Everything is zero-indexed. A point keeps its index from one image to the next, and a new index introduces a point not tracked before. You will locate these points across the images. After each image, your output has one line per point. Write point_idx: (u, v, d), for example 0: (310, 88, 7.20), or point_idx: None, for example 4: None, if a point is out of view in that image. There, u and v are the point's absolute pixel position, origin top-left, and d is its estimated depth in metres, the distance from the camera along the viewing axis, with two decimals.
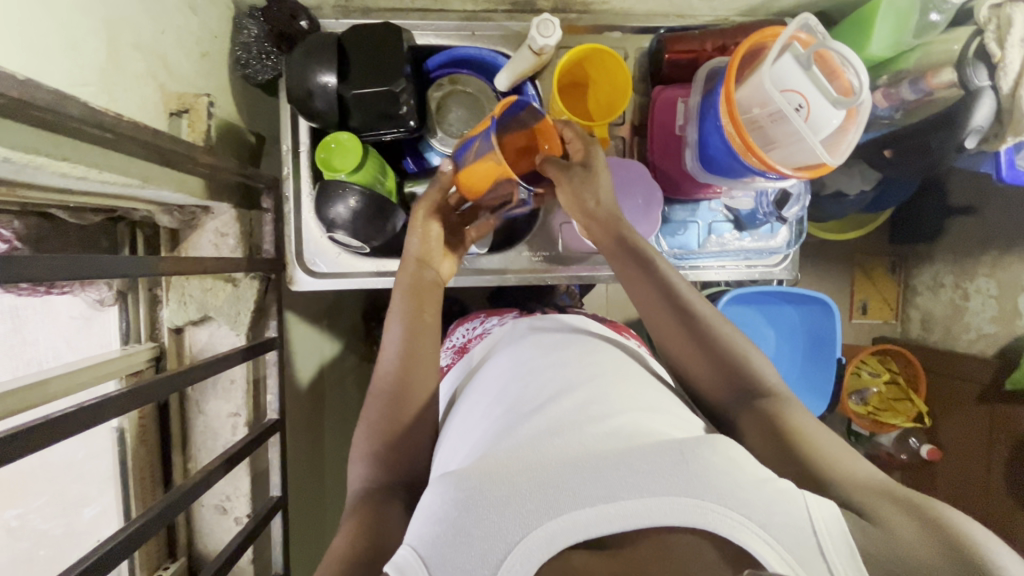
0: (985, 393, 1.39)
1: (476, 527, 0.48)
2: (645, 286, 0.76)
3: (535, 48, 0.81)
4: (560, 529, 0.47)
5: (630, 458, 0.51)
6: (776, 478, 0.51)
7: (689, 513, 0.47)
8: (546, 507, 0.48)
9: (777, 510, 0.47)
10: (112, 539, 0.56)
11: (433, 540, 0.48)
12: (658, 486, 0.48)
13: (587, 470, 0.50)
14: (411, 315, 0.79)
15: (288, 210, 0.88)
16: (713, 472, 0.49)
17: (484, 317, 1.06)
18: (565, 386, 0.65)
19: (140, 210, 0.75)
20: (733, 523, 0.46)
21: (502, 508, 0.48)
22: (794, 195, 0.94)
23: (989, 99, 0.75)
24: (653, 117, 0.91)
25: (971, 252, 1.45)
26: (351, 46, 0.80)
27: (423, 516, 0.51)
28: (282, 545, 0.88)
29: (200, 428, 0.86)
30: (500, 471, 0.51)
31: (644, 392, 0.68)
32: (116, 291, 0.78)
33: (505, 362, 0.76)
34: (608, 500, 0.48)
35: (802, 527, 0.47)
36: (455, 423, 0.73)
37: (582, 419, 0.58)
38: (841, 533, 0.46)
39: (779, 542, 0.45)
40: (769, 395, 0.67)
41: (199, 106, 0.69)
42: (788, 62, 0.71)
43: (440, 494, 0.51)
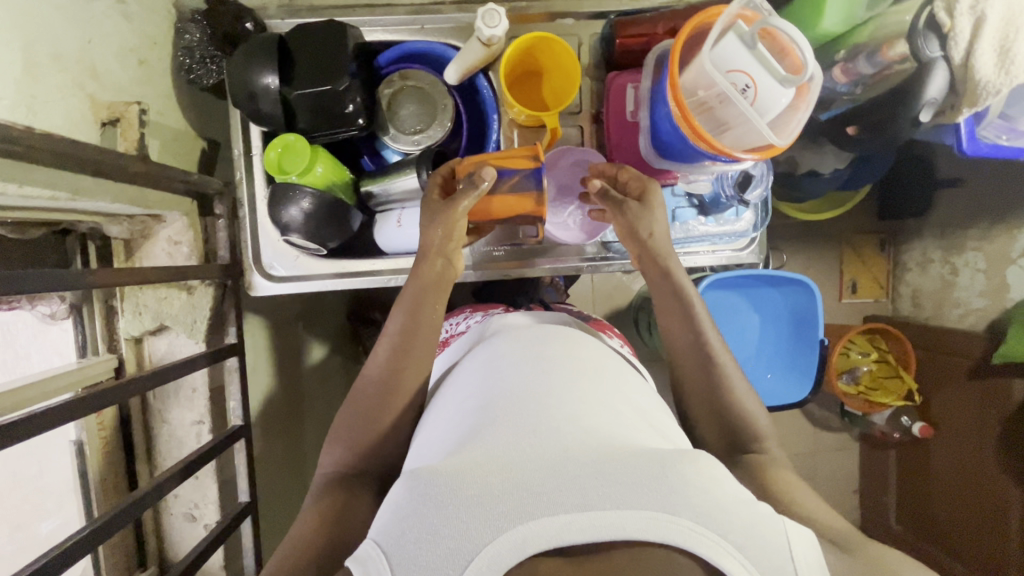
0: (976, 368, 1.37)
1: (445, 527, 0.47)
2: (682, 331, 0.78)
3: (482, 39, 0.80)
4: (532, 535, 0.46)
5: (613, 468, 0.50)
6: (757, 501, 0.52)
7: (666, 531, 0.46)
8: (518, 510, 0.47)
9: (758, 536, 0.48)
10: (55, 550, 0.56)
11: (397, 536, 0.49)
12: (634, 498, 0.48)
13: (565, 477, 0.50)
14: (418, 309, 0.75)
15: (242, 215, 0.88)
16: (692, 488, 0.49)
17: (470, 311, 1.06)
18: (557, 388, 0.64)
19: (84, 221, 0.75)
20: (710, 543, 0.46)
21: (472, 508, 0.48)
22: (757, 177, 0.92)
23: (943, 70, 0.73)
24: (608, 103, 0.89)
25: (959, 224, 1.43)
26: (294, 46, 0.79)
27: (389, 510, 0.52)
28: (252, 549, 0.88)
29: (164, 436, 0.86)
30: (471, 471, 0.51)
31: (618, 395, 0.67)
32: (69, 304, 0.78)
33: (501, 350, 0.75)
34: (581, 508, 0.47)
35: (776, 550, 0.47)
36: (436, 408, 0.72)
37: (542, 419, 0.58)
38: (817, 562, 0.48)
39: (750, 561, 0.46)
40: (758, 452, 0.71)
41: (130, 114, 0.67)
42: (732, 41, 0.69)
43: (407, 489, 0.52)
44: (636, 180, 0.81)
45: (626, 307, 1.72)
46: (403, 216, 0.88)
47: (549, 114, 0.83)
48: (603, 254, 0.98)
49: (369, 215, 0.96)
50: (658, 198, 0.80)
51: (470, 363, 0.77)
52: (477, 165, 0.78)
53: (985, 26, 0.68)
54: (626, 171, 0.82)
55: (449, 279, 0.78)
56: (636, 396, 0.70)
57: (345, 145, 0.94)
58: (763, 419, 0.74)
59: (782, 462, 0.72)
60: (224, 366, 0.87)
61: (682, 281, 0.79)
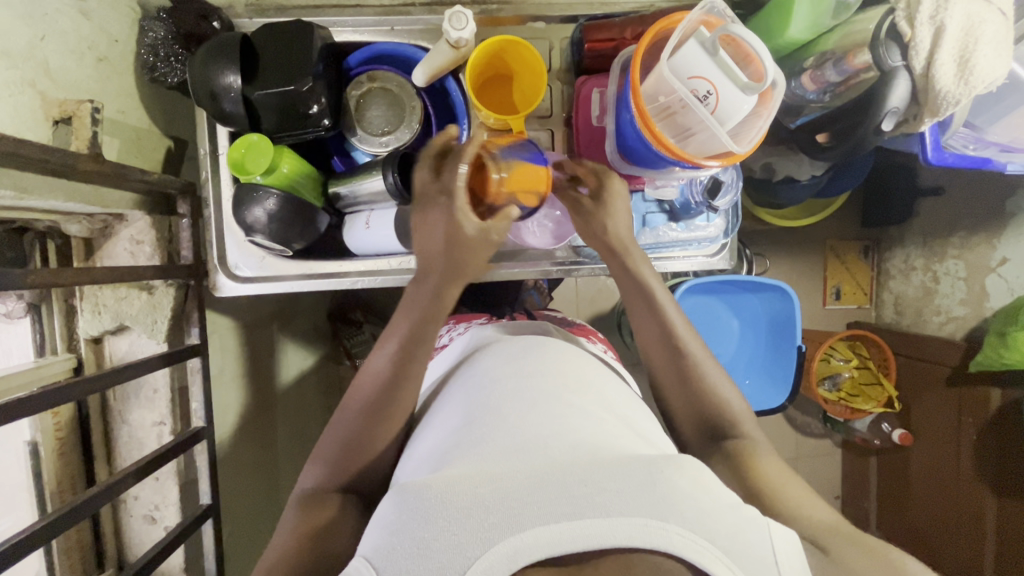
0: (953, 376, 1.37)
1: (436, 540, 0.47)
2: (652, 337, 0.77)
3: (450, 41, 0.80)
4: (525, 545, 0.46)
5: (600, 476, 0.51)
6: (742, 505, 0.53)
7: (655, 536, 0.46)
8: (509, 521, 0.47)
9: (739, 536, 0.48)
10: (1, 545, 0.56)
11: (387, 551, 0.48)
12: (623, 505, 0.48)
13: (552, 487, 0.50)
14: (411, 336, 0.71)
15: (207, 216, 0.87)
16: (677, 496, 0.50)
17: (455, 323, 1.05)
18: (536, 404, 0.65)
19: (41, 220, 0.74)
20: (698, 548, 0.46)
21: (461, 521, 0.48)
22: (726, 184, 0.91)
23: (904, 79, 0.73)
24: (577, 109, 0.89)
25: (939, 233, 1.43)
26: (259, 46, 0.80)
27: (377, 526, 0.52)
28: (214, 551, 0.87)
29: (125, 437, 0.85)
30: (458, 485, 0.51)
31: (595, 406, 0.67)
32: (27, 303, 0.77)
33: (487, 368, 0.74)
34: (573, 517, 0.47)
35: (762, 554, 0.48)
36: (429, 429, 0.70)
37: (525, 438, 0.59)
38: (801, 565, 0.49)
39: (740, 568, 0.47)
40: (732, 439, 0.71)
41: (82, 112, 0.65)
42: (693, 47, 0.68)
43: (397, 503, 0.52)
44: (592, 176, 0.81)
45: (609, 311, 1.71)
46: (371, 217, 0.88)
47: (515, 118, 0.84)
48: (573, 259, 0.98)
49: (336, 217, 0.95)
50: (617, 195, 0.80)
51: (457, 382, 0.76)
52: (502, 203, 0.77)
53: (945, 35, 0.68)
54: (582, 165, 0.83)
55: (452, 299, 0.73)
56: (617, 406, 0.71)
57: (314, 145, 0.94)
58: (737, 402, 0.74)
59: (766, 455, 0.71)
60: (187, 367, 0.86)
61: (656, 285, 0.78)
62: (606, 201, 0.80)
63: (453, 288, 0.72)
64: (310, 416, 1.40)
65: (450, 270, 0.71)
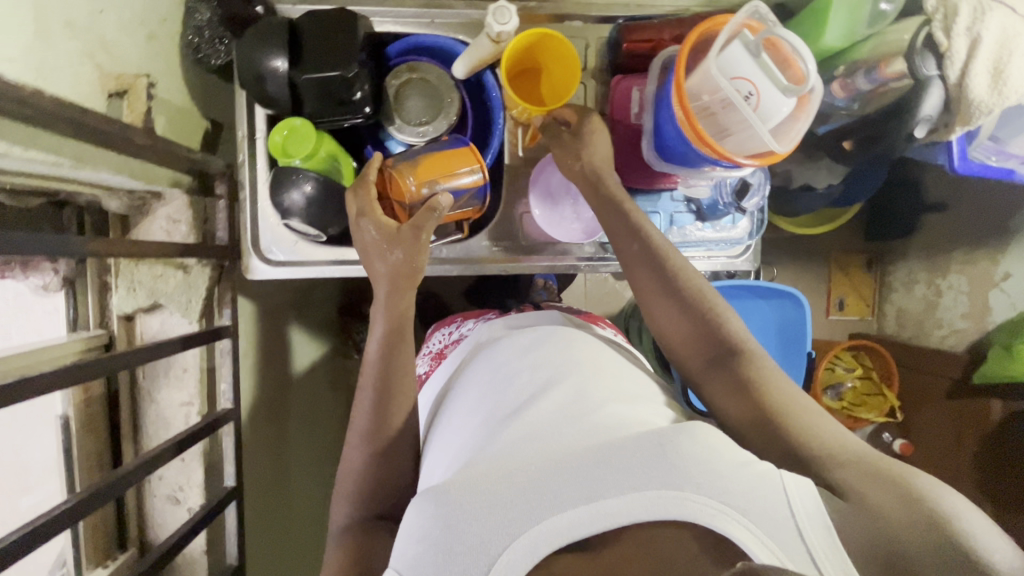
0: (955, 387, 1.40)
1: (458, 543, 0.51)
2: (655, 295, 0.76)
3: (492, 35, 0.80)
4: (544, 536, 0.50)
5: (609, 456, 0.54)
6: (755, 461, 0.55)
7: (667, 506, 0.50)
8: (527, 513, 0.51)
9: (757, 495, 0.50)
10: (47, 514, 0.56)
11: (416, 561, 0.51)
12: (636, 480, 0.52)
13: (567, 473, 0.53)
14: (390, 337, 0.77)
15: (242, 198, 0.87)
16: (689, 461, 0.52)
17: (461, 320, 1.06)
18: (542, 387, 0.68)
19: (84, 193, 0.74)
20: (711, 511, 0.49)
21: (484, 519, 0.52)
22: (755, 186, 0.93)
23: (938, 89, 0.77)
24: (613, 107, 0.90)
25: (943, 248, 1.46)
26: (304, 31, 0.80)
27: (406, 536, 0.54)
28: (236, 534, 0.88)
29: (152, 416, 0.85)
30: (479, 482, 0.55)
31: (606, 383, 0.69)
32: (63, 277, 0.77)
33: (497, 357, 0.77)
34: (588, 500, 0.51)
35: (775, 508, 0.50)
36: (446, 422, 0.74)
37: (542, 428, 0.61)
38: (821, 517, 0.49)
39: (757, 526, 0.49)
40: (733, 351, 0.71)
41: (138, 86, 0.69)
42: (737, 48, 0.71)
43: (422, 510, 0.55)
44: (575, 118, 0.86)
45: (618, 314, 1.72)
46: None
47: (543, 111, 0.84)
48: (601, 254, 0.97)
49: None
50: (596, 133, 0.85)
51: (471, 373, 0.79)
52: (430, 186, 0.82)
53: (980, 47, 0.72)
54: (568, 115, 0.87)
55: (406, 307, 0.78)
56: (630, 389, 0.70)
57: (349, 133, 0.95)
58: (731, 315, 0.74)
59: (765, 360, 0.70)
60: (217, 348, 0.87)
61: (657, 241, 0.79)
62: (590, 137, 0.84)
63: (403, 297, 0.78)
64: (321, 408, 1.40)
65: (394, 273, 0.77)
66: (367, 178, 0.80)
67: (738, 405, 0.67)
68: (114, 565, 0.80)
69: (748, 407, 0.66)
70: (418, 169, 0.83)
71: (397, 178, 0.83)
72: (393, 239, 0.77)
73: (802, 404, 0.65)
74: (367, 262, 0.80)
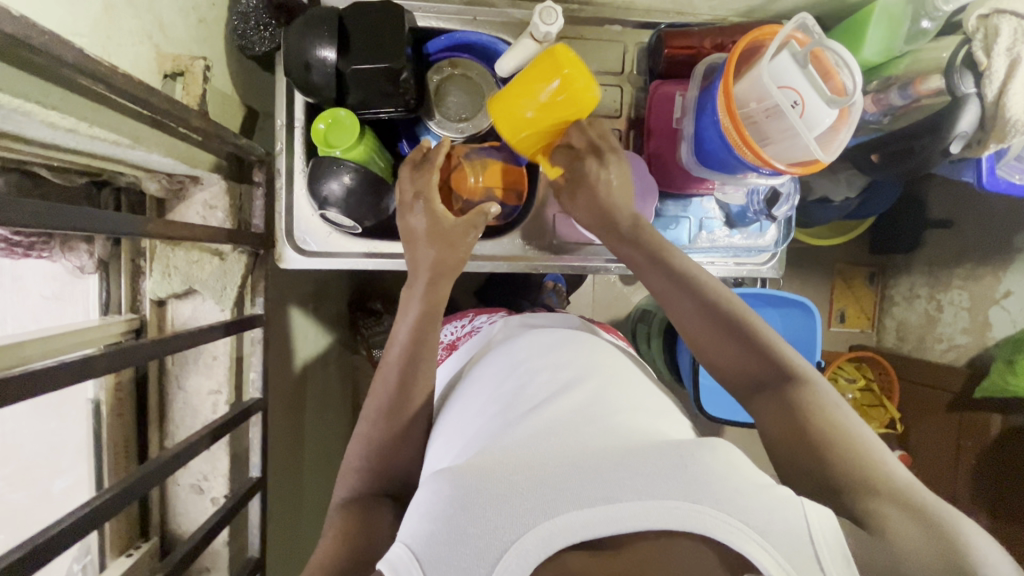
0: (955, 402, 1.42)
1: (472, 525, 0.47)
2: (678, 307, 0.74)
3: (538, 35, 0.81)
4: (557, 530, 0.46)
5: (632, 461, 0.50)
6: (774, 484, 0.51)
7: (689, 519, 0.46)
8: (542, 506, 0.47)
9: (777, 518, 0.46)
10: (98, 498, 0.55)
11: (427, 539, 0.47)
12: (654, 488, 0.48)
13: (586, 470, 0.50)
14: (426, 315, 0.76)
15: (279, 187, 0.86)
16: (709, 478, 0.49)
17: (474, 315, 1.06)
18: (563, 386, 0.66)
19: (127, 175, 0.73)
20: (729, 529, 0.46)
21: (500, 505, 0.47)
22: (784, 195, 0.94)
23: (975, 105, 0.79)
24: (652, 112, 0.91)
25: (946, 265, 1.47)
26: (352, 22, 0.79)
27: (416, 513, 0.51)
28: (260, 525, 0.87)
29: (179, 404, 0.84)
30: (496, 468, 0.51)
31: (623, 397, 0.66)
32: (98, 259, 0.76)
33: (512, 359, 0.75)
34: (607, 500, 0.47)
35: (794, 530, 0.46)
36: (453, 415, 0.72)
37: (561, 428, 0.58)
38: (838, 544, 0.46)
39: (776, 549, 0.45)
40: (761, 357, 0.69)
41: (195, 69, 0.67)
42: (785, 59, 0.72)
43: (434, 491, 0.51)
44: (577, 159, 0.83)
45: (625, 317, 1.72)
46: None
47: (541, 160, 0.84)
48: None
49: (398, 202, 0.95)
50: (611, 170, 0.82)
51: (487, 371, 0.76)
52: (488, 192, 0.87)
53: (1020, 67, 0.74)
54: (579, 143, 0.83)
55: (442, 293, 0.78)
56: (651, 405, 0.68)
57: (385, 126, 0.94)
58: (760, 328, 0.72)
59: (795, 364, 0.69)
60: (249, 336, 0.86)
61: (673, 254, 0.78)
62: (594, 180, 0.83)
63: (443, 285, 0.78)
64: (330, 403, 1.38)
65: (438, 266, 0.77)
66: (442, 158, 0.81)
67: (775, 420, 0.65)
68: (137, 552, 0.79)
69: (787, 425, 0.64)
70: (489, 173, 0.87)
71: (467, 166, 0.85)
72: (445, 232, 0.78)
73: (838, 415, 0.63)
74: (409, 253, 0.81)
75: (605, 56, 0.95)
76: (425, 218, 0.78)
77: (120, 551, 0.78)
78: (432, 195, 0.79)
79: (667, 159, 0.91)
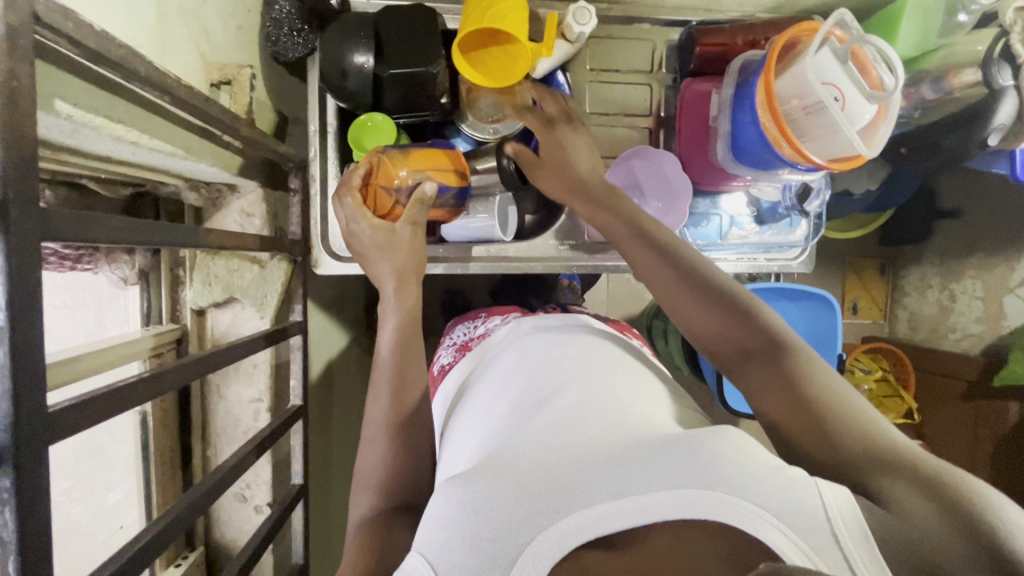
0: (970, 391, 1.40)
1: (486, 530, 0.45)
2: (672, 289, 0.68)
3: (572, 36, 0.84)
4: (570, 529, 0.44)
5: (639, 455, 0.49)
6: (787, 467, 0.48)
7: (698, 504, 0.44)
8: (554, 505, 0.46)
9: (790, 498, 0.43)
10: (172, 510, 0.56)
11: (443, 545, 0.46)
12: (664, 479, 0.46)
13: (596, 469, 0.49)
14: (404, 326, 0.72)
15: (314, 193, 0.85)
16: (721, 462, 0.47)
17: (486, 316, 1.02)
18: (568, 380, 0.63)
19: (169, 184, 0.72)
20: (744, 512, 0.43)
21: (511, 509, 0.46)
22: (816, 190, 0.95)
23: (1012, 99, 0.79)
24: (683, 110, 0.91)
25: (959, 254, 1.47)
26: (384, 26, 0.78)
27: (431, 518, 0.50)
28: (303, 532, 0.87)
29: (221, 413, 0.84)
30: (506, 470, 0.50)
31: (635, 393, 0.63)
32: (138, 270, 0.76)
33: (524, 354, 0.72)
34: (617, 496, 0.46)
35: (807, 511, 0.43)
36: (462, 424, 0.71)
37: (567, 418, 0.57)
38: (857, 519, 0.42)
39: (792, 530, 0.42)
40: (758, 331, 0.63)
41: (241, 77, 0.67)
42: (827, 55, 0.72)
43: (449, 497, 0.50)
44: (542, 133, 0.83)
45: (640, 316, 1.72)
46: (474, 206, 0.91)
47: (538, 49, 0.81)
48: None
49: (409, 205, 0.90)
50: (571, 140, 0.83)
51: (499, 369, 0.74)
52: (418, 177, 0.77)
53: None
54: (549, 108, 0.84)
55: (410, 303, 0.73)
56: (659, 398, 0.64)
57: (414, 130, 0.94)
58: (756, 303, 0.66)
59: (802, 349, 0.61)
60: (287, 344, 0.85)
61: (664, 236, 0.72)
62: (567, 154, 0.82)
63: (412, 290, 0.74)
64: (353, 407, 1.38)
65: (403, 269, 0.74)
66: (355, 177, 0.75)
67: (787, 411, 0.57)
68: (186, 563, 0.80)
69: (797, 419, 0.56)
70: (410, 160, 0.77)
71: (386, 165, 0.76)
72: (391, 238, 0.75)
73: (859, 410, 0.55)
74: (370, 269, 0.77)
75: (633, 55, 0.95)
76: (367, 235, 0.75)
77: (167, 563, 0.79)
78: (361, 216, 0.74)
79: (703, 159, 0.91)
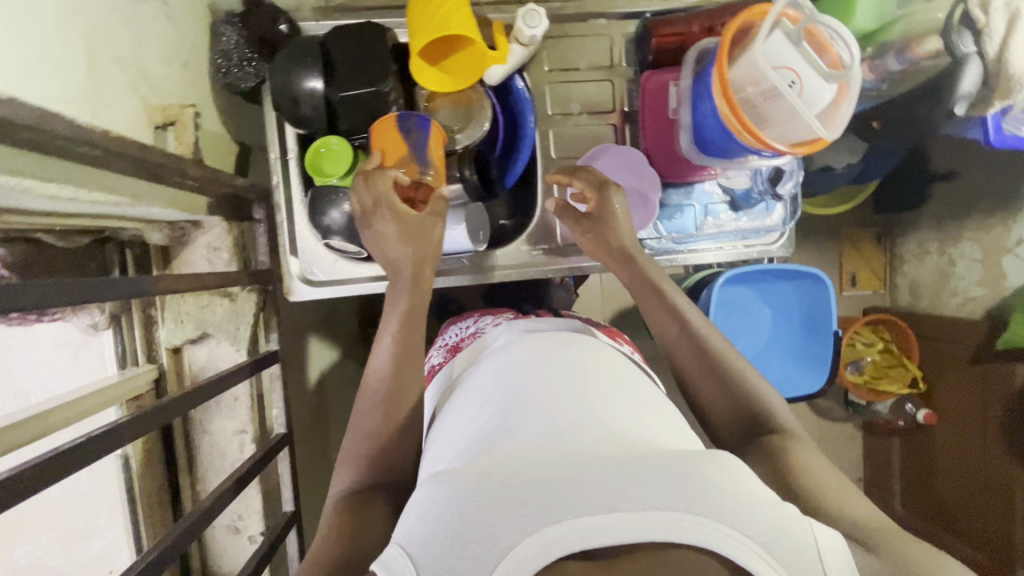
0: (981, 352, 1.35)
1: (469, 529, 0.44)
2: (689, 357, 0.71)
3: (524, 38, 0.84)
4: (555, 538, 0.43)
5: (632, 469, 0.46)
6: (782, 501, 0.48)
7: (695, 532, 0.43)
8: (542, 512, 0.44)
9: (786, 535, 0.44)
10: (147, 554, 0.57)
11: (423, 541, 0.45)
12: (659, 499, 0.44)
13: (587, 476, 0.46)
14: (405, 327, 0.71)
15: (281, 221, 0.85)
16: (719, 491, 0.45)
17: (477, 318, 1.02)
18: (566, 387, 0.61)
19: (129, 228, 0.73)
20: (736, 543, 0.43)
21: (499, 511, 0.44)
22: (788, 172, 0.94)
23: (976, 64, 0.77)
24: (648, 102, 0.90)
25: (955, 217, 1.43)
26: (332, 49, 0.78)
27: (413, 513, 0.48)
28: (298, 558, 0.88)
29: (206, 447, 0.85)
30: (494, 471, 0.48)
31: (629, 403, 0.61)
32: (109, 314, 0.76)
33: (521, 358, 0.70)
34: (606, 510, 0.44)
35: (801, 547, 0.44)
36: (449, 422, 0.69)
37: (564, 424, 0.54)
38: (846, 561, 0.44)
39: (781, 565, 0.43)
40: (762, 418, 0.66)
41: (185, 117, 0.68)
42: (779, 39, 0.71)
43: (431, 493, 0.48)
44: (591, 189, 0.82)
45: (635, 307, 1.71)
46: None
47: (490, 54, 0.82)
48: None
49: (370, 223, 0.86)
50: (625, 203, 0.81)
51: (494, 368, 0.72)
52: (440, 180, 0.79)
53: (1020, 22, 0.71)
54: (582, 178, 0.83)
55: (426, 295, 0.74)
56: (648, 407, 0.63)
57: None
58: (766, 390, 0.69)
59: (804, 439, 0.65)
60: (265, 373, 0.85)
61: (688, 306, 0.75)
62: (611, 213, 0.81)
63: (429, 275, 0.74)
64: None
65: (422, 255, 0.74)
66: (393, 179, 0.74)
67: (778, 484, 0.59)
68: None
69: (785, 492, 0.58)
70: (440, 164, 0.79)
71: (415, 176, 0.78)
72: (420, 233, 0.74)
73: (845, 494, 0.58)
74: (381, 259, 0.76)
75: (592, 51, 0.94)
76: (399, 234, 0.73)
77: None
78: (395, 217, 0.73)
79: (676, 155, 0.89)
